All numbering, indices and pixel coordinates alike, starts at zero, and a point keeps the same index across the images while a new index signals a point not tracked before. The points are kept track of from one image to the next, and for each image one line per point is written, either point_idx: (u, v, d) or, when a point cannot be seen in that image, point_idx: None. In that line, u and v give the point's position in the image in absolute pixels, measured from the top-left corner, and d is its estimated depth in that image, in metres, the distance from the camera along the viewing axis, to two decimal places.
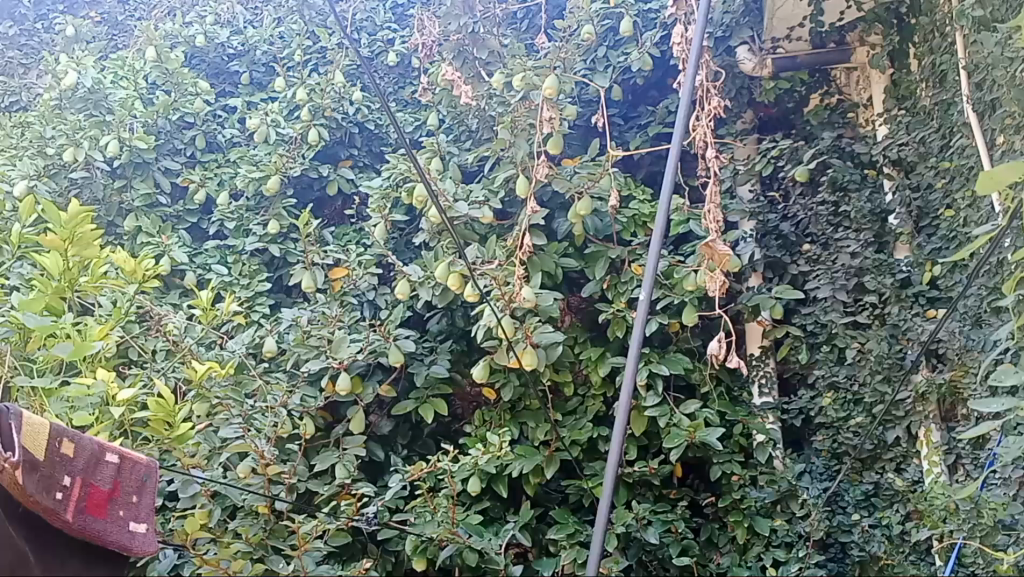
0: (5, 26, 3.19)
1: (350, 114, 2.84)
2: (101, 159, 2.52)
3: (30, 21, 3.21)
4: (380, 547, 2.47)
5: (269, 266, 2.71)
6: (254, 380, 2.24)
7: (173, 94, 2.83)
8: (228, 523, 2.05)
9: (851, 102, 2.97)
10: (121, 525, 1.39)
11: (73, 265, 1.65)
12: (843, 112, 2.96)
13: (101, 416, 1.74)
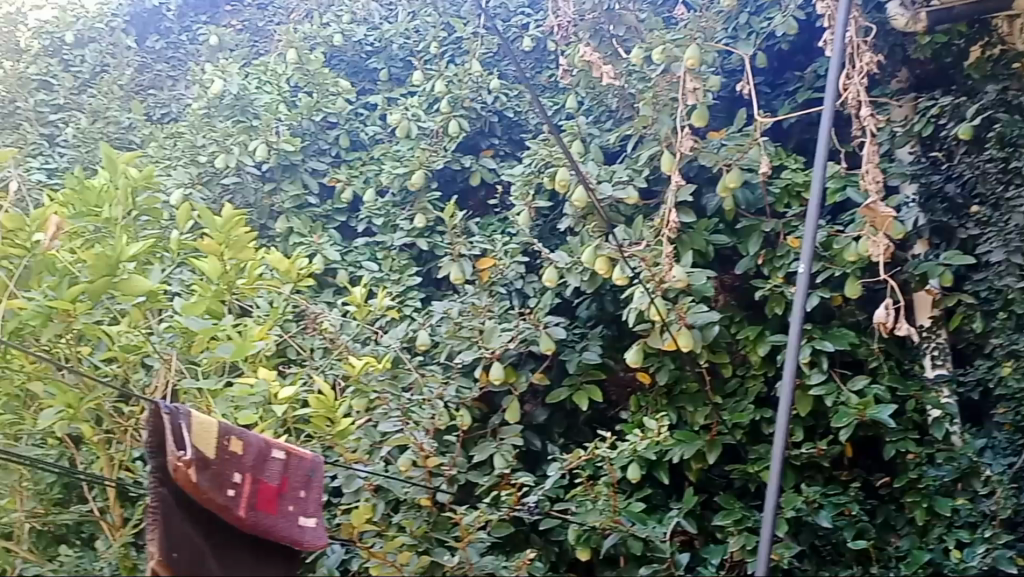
0: (154, 40, 3.35)
1: (489, 104, 2.81)
2: (250, 164, 2.63)
3: (175, 35, 3.36)
4: (542, 538, 2.41)
5: (418, 260, 2.71)
6: (410, 373, 2.22)
7: (316, 95, 2.85)
8: (391, 516, 2.05)
9: (1018, 51, 2.55)
10: (293, 520, 1.39)
11: (231, 268, 1.75)
12: (1008, 63, 2.55)
13: (264, 414, 1.79)
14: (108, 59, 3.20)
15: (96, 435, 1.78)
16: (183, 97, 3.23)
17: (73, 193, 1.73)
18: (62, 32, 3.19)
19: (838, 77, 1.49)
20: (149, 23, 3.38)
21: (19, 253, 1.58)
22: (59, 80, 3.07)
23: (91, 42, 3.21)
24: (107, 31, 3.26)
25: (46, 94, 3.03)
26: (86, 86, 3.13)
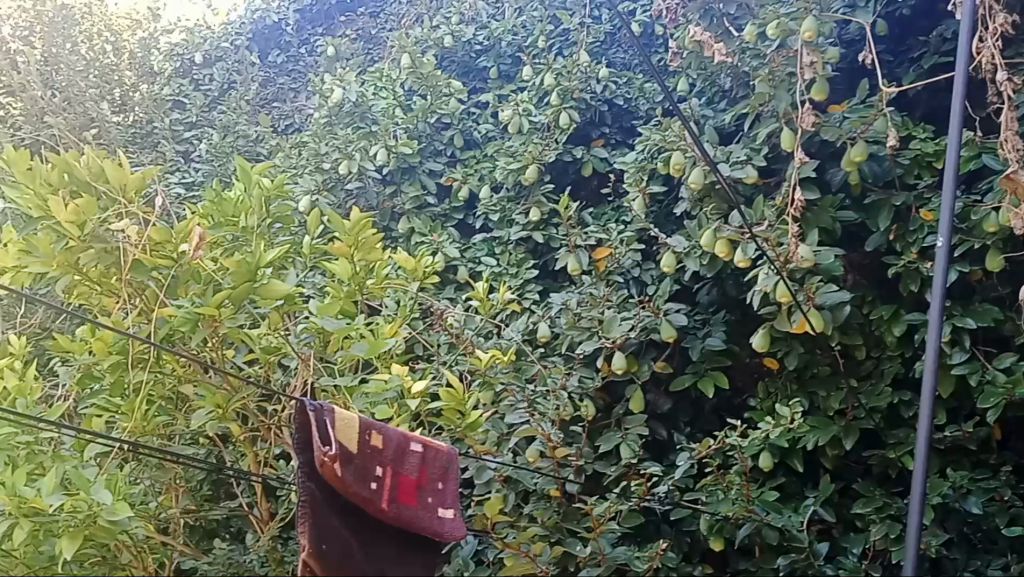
0: (276, 55, 3.50)
1: (599, 92, 2.76)
2: (371, 168, 2.71)
3: (295, 48, 3.49)
4: (674, 528, 2.38)
5: (535, 254, 2.72)
6: (533, 365, 2.24)
7: (430, 97, 2.88)
8: (523, 507, 2.09)
9: None
10: (433, 511, 1.43)
11: (360, 269, 1.85)
12: None
13: (398, 407, 1.85)
14: (234, 75, 3.40)
15: (244, 433, 1.89)
16: (304, 107, 3.33)
17: (212, 206, 1.87)
18: (191, 52, 3.45)
19: (971, 38, 1.41)
20: (271, 39, 3.55)
21: (167, 264, 1.69)
22: (190, 98, 3.33)
23: (219, 59, 3.45)
24: (232, 49, 3.46)
25: (180, 114, 3.32)
26: (216, 103, 3.38)
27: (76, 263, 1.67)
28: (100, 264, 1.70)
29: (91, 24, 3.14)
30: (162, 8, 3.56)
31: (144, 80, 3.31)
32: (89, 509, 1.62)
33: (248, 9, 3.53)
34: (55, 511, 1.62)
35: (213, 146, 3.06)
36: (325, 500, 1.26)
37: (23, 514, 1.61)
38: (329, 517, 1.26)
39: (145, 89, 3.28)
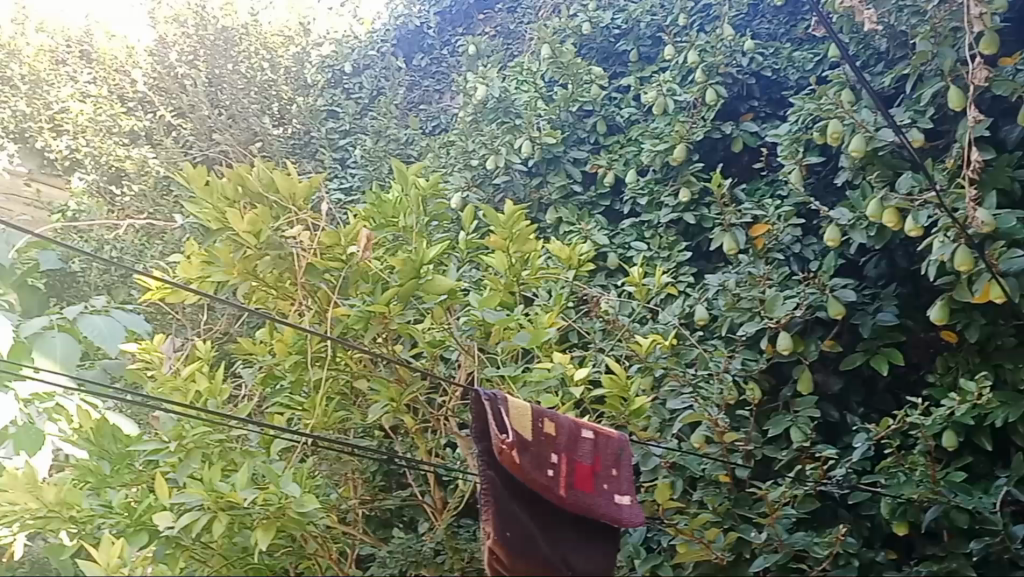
0: (420, 59, 3.53)
1: (745, 65, 2.68)
2: (518, 161, 2.71)
3: (438, 50, 3.50)
4: (852, 512, 2.29)
5: (686, 235, 2.64)
6: (694, 349, 2.20)
7: (570, 86, 2.86)
8: (691, 493, 2.06)
9: None
10: (609, 497, 1.50)
11: (517, 261, 1.89)
12: None
13: (562, 394, 1.88)
14: (382, 82, 3.51)
15: (417, 425, 1.99)
16: (450, 107, 3.32)
17: (374, 208, 2.00)
18: (341, 63, 3.62)
19: None
20: (414, 43, 3.58)
21: (336, 265, 1.83)
22: (343, 106, 3.49)
23: (367, 67, 3.57)
24: (378, 56, 3.58)
25: (335, 123, 3.49)
26: (367, 110, 3.49)
27: (254, 270, 1.81)
28: (276, 270, 1.84)
29: (250, 45, 3.64)
30: (312, 22, 3.80)
31: (300, 93, 3.61)
32: (281, 502, 1.73)
33: (393, 16, 3.61)
34: (249, 505, 1.73)
35: (366, 151, 3.19)
36: (507, 486, 1.35)
37: (220, 508, 1.72)
38: (512, 503, 1.33)
39: (302, 102, 3.56)
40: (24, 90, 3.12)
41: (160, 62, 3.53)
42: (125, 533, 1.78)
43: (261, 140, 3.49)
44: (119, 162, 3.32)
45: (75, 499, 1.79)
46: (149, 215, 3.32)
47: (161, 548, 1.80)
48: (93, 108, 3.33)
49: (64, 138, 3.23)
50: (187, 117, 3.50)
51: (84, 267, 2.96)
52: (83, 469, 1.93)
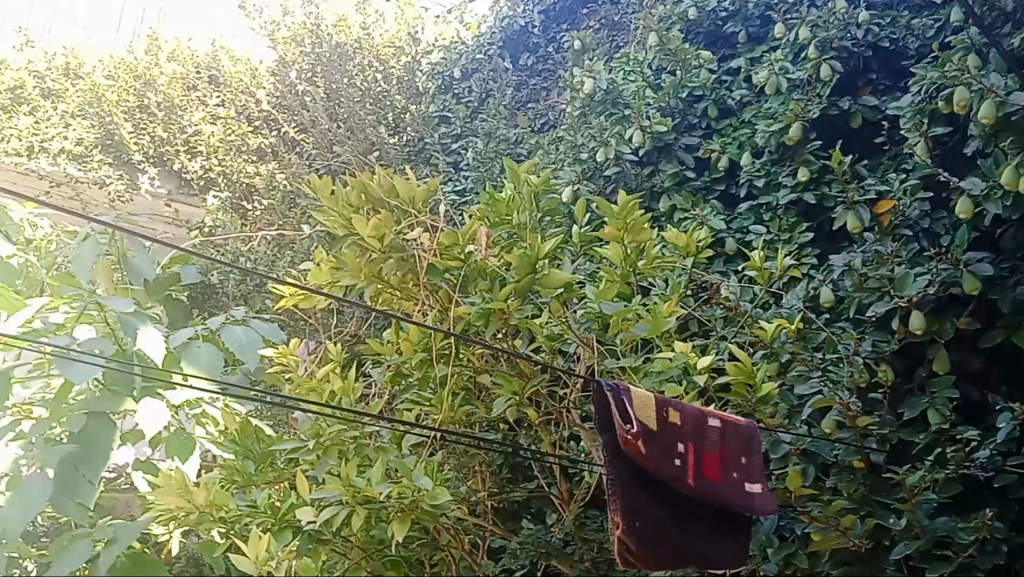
0: (525, 58, 3.52)
1: (861, 38, 2.59)
2: (628, 151, 2.68)
3: (543, 48, 3.49)
4: (999, 496, 2.17)
5: (807, 216, 2.57)
6: (820, 333, 2.13)
7: (679, 72, 2.80)
8: (825, 479, 2.01)
9: None
10: (738, 485, 1.58)
11: (632, 252, 1.91)
12: None
13: (686, 384, 1.88)
14: (491, 84, 3.53)
15: (540, 418, 2.02)
16: (558, 103, 3.33)
17: (488, 207, 2.08)
18: (450, 69, 3.66)
19: None
20: (521, 43, 3.58)
21: (456, 264, 1.92)
22: (454, 111, 3.56)
23: (476, 71, 3.60)
24: (487, 59, 3.58)
25: (447, 128, 3.54)
26: (478, 112, 3.53)
27: (379, 272, 1.91)
28: (399, 272, 1.93)
29: (363, 58, 3.73)
30: (420, 31, 3.91)
31: (413, 101, 3.71)
32: (415, 495, 1.80)
33: (498, 18, 3.62)
34: (385, 498, 1.81)
35: (478, 153, 3.25)
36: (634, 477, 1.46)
37: (357, 502, 1.81)
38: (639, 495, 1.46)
39: (416, 110, 3.66)
40: (160, 117, 3.58)
41: (281, 81, 3.72)
42: (271, 530, 1.87)
43: (379, 149, 3.53)
44: (249, 179, 3.55)
45: (223, 500, 1.90)
46: (279, 226, 3.43)
47: (305, 543, 1.89)
48: (223, 129, 3.63)
49: (199, 158, 3.59)
50: (309, 132, 3.63)
51: (223, 280, 3.15)
52: (229, 469, 2.01)
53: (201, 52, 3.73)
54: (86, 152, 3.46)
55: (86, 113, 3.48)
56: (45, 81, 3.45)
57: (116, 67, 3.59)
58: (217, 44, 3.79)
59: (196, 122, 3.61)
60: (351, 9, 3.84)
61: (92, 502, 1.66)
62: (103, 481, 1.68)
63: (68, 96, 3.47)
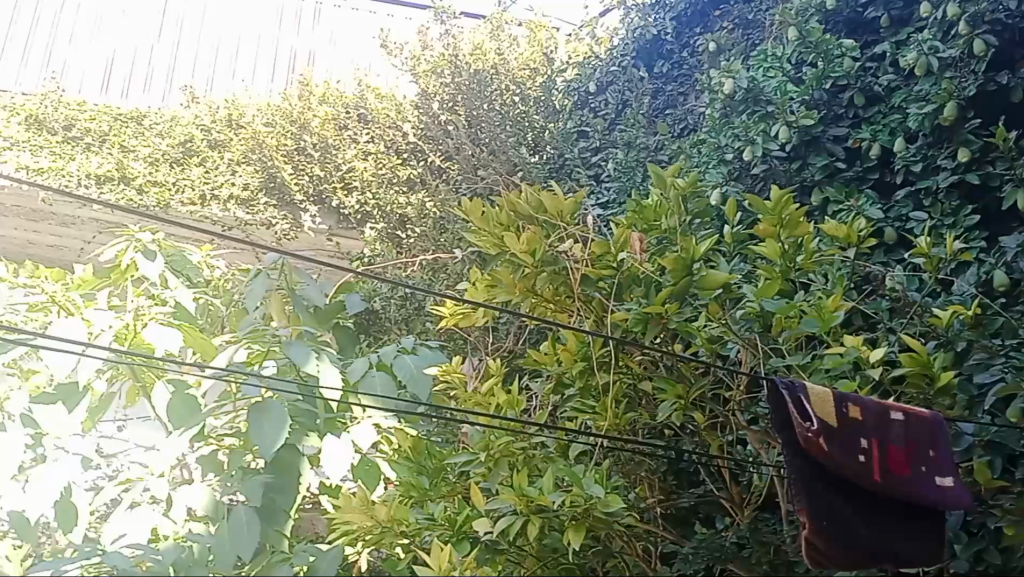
0: (660, 66, 3.46)
1: (1016, 9, 2.42)
2: (775, 148, 2.62)
3: (677, 53, 3.42)
4: None
5: (971, 198, 2.45)
6: (998, 318, 2.02)
7: (820, 64, 2.69)
8: (1016, 471, 1.91)
9: None
10: (930, 481, 1.54)
11: (791, 247, 1.94)
12: None
13: (858, 378, 1.84)
14: (627, 94, 3.52)
15: (706, 422, 2.03)
16: (696, 107, 3.28)
17: (635, 215, 2.13)
18: (585, 84, 3.71)
19: None
20: (654, 51, 3.53)
21: (610, 272, 1.99)
22: (592, 125, 3.58)
23: (611, 83, 3.62)
24: (621, 71, 3.58)
25: (586, 142, 3.57)
26: (615, 124, 3.54)
27: (534, 287, 2.03)
28: (552, 286, 2.06)
29: (499, 83, 3.76)
30: (552, 51, 3.95)
31: (551, 119, 3.75)
32: (587, 503, 1.84)
33: (630, 29, 3.58)
34: (558, 506, 1.86)
35: (619, 164, 3.25)
36: (817, 474, 1.48)
37: (532, 511, 1.87)
38: (823, 491, 1.48)
39: (555, 128, 3.71)
40: (316, 156, 3.71)
41: (425, 114, 3.79)
42: (450, 542, 1.96)
43: (522, 169, 3.59)
44: (402, 210, 3.59)
45: (403, 515, 1.99)
46: (434, 250, 3.49)
47: (483, 554, 1.96)
48: (373, 163, 3.73)
49: (355, 194, 3.68)
50: (454, 159, 3.70)
51: (384, 304, 3.15)
52: (406, 485, 2.09)
53: (348, 92, 3.85)
54: (251, 196, 3.66)
55: (249, 160, 3.69)
56: (212, 134, 3.74)
57: (272, 115, 3.76)
58: (359, 72, 3.93)
59: (348, 160, 3.72)
60: (486, 35, 3.86)
61: (288, 532, 1.90)
62: (295, 511, 1.93)
63: (232, 145, 3.72)
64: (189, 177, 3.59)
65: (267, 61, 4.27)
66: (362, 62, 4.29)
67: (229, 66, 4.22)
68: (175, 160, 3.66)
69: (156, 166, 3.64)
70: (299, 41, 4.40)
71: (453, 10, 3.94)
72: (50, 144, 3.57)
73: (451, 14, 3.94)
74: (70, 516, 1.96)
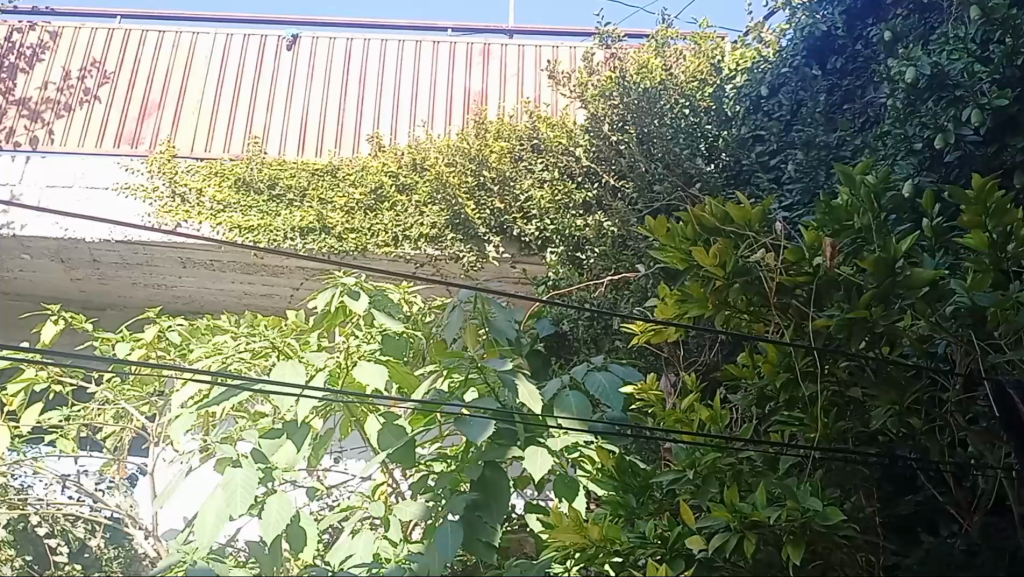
0: (832, 63, 2.80)
1: None
2: (969, 135, 2.23)
3: (850, 47, 2.78)
4: None
5: None
6: None
7: (1009, 39, 2.25)
8: None
9: None
10: None
11: (1000, 237, 1.88)
12: None
13: None
14: (801, 94, 2.83)
15: (923, 426, 2.01)
16: (878, 98, 2.64)
17: (825, 216, 2.12)
18: (756, 88, 2.96)
19: None
20: (826, 48, 2.85)
21: (806, 279, 2.01)
22: (767, 127, 2.87)
23: (783, 85, 2.89)
24: (792, 72, 2.87)
25: (762, 146, 2.88)
26: (793, 124, 2.84)
27: (725, 300, 2.08)
28: (744, 296, 2.08)
29: (667, 97, 3.04)
30: (719, 62, 3.17)
31: (722, 129, 3.02)
32: (803, 517, 1.86)
33: (797, 26, 2.90)
34: (775, 521, 1.88)
35: (800, 163, 2.70)
36: None
37: (746, 528, 1.90)
38: None
39: (729, 136, 2.97)
40: (495, 191, 3.11)
41: (597, 136, 3.10)
42: (664, 560, 2.01)
43: (700, 182, 2.88)
44: (580, 232, 3.00)
45: (615, 534, 2.06)
46: (614, 271, 2.93)
47: (701, 569, 1.97)
48: (550, 190, 3.09)
49: (535, 221, 3.09)
50: (628, 178, 3.01)
51: (571, 328, 2.75)
52: (614, 503, 2.16)
53: (520, 122, 3.20)
54: (436, 233, 3.12)
55: (436, 199, 3.15)
56: (398, 178, 3.21)
57: (452, 155, 3.16)
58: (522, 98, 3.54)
59: (525, 190, 3.10)
60: (651, 54, 3.17)
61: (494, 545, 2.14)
62: (500, 525, 2.17)
63: (419, 186, 3.17)
64: (383, 222, 3.11)
65: (440, 93, 3.65)
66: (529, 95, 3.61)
67: (408, 107, 3.62)
68: (369, 207, 3.17)
69: (350, 215, 3.16)
70: (451, 71, 3.71)
71: (618, 32, 3.40)
72: (257, 204, 3.19)
73: (616, 36, 3.39)
74: (299, 538, 2.16)
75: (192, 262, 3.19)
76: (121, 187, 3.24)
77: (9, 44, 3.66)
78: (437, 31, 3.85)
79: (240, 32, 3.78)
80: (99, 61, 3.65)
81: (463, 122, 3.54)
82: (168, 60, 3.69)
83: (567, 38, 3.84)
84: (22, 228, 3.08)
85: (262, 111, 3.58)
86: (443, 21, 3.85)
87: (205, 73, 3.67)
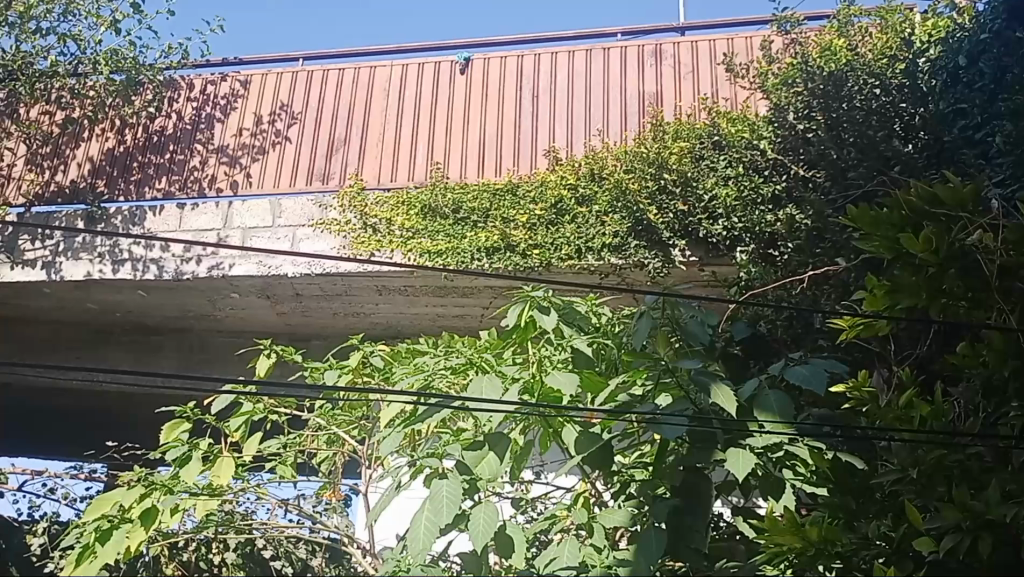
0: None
1: None
2: None
3: None
4: None
5: None
6: None
7: None
8: None
9: None
10: None
11: None
12: None
13: None
14: (1006, 59, 2.62)
15: None
16: None
17: None
18: (953, 57, 2.79)
19: None
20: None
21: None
22: (968, 101, 2.69)
23: (984, 53, 2.69)
24: (992, 38, 2.67)
25: (965, 120, 2.69)
26: (998, 95, 2.63)
27: (942, 287, 1.97)
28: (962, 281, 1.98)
29: (855, 76, 2.96)
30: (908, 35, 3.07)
31: (918, 106, 2.87)
32: None
33: None
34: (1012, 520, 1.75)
35: (1009, 134, 2.49)
36: None
37: (981, 527, 1.77)
38: None
39: (927, 113, 2.83)
40: (677, 194, 3.08)
41: (783, 126, 3.03)
42: (892, 561, 1.88)
43: (899, 164, 2.77)
44: (771, 227, 2.95)
45: (836, 535, 1.92)
46: (811, 266, 2.81)
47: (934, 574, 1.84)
48: (734, 186, 3.02)
49: (721, 220, 3.02)
50: (819, 167, 2.93)
51: (770, 328, 2.75)
52: (832, 505, 2.04)
53: (699, 121, 3.19)
54: None
55: (616, 207, 3.15)
56: (576, 190, 3.22)
57: (632, 160, 3.17)
58: (699, 96, 3.50)
59: None
60: (836, 34, 3.14)
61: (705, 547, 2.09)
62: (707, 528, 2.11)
63: (599, 197, 3.16)
64: (564, 235, 3.16)
65: (615, 101, 3.63)
66: (707, 91, 3.56)
67: (581, 120, 3.62)
68: (550, 221, 3.21)
69: (533, 230, 3.21)
70: (626, 72, 3.69)
71: (796, 16, 3.36)
72: (443, 228, 3.29)
73: (796, 21, 3.36)
74: (508, 542, 2.15)
75: (387, 288, 3.36)
76: (317, 223, 3.39)
77: (204, 96, 3.92)
78: (605, 37, 3.83)
79: (413, 61, 3.88)
80: (285, 104, 3.87)
81: (639, 128, 3.53)
82: (348, 95, 3.85)
83: (738, 27, 3.71)
84: (230, 268, 3.33)
85: (439, 137, 3.68)
86: (610, 27, 3.82)
87: (384, 105, 3.81)
